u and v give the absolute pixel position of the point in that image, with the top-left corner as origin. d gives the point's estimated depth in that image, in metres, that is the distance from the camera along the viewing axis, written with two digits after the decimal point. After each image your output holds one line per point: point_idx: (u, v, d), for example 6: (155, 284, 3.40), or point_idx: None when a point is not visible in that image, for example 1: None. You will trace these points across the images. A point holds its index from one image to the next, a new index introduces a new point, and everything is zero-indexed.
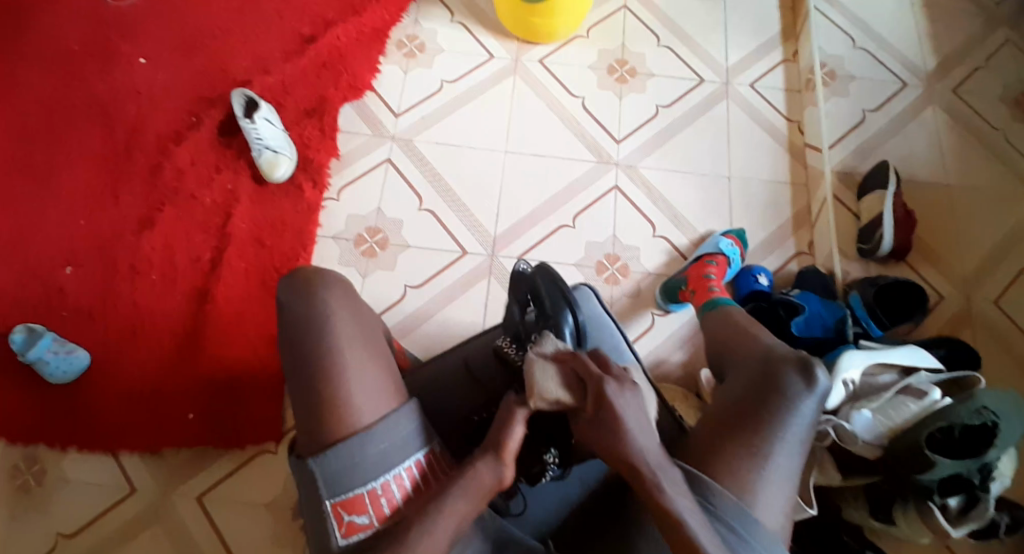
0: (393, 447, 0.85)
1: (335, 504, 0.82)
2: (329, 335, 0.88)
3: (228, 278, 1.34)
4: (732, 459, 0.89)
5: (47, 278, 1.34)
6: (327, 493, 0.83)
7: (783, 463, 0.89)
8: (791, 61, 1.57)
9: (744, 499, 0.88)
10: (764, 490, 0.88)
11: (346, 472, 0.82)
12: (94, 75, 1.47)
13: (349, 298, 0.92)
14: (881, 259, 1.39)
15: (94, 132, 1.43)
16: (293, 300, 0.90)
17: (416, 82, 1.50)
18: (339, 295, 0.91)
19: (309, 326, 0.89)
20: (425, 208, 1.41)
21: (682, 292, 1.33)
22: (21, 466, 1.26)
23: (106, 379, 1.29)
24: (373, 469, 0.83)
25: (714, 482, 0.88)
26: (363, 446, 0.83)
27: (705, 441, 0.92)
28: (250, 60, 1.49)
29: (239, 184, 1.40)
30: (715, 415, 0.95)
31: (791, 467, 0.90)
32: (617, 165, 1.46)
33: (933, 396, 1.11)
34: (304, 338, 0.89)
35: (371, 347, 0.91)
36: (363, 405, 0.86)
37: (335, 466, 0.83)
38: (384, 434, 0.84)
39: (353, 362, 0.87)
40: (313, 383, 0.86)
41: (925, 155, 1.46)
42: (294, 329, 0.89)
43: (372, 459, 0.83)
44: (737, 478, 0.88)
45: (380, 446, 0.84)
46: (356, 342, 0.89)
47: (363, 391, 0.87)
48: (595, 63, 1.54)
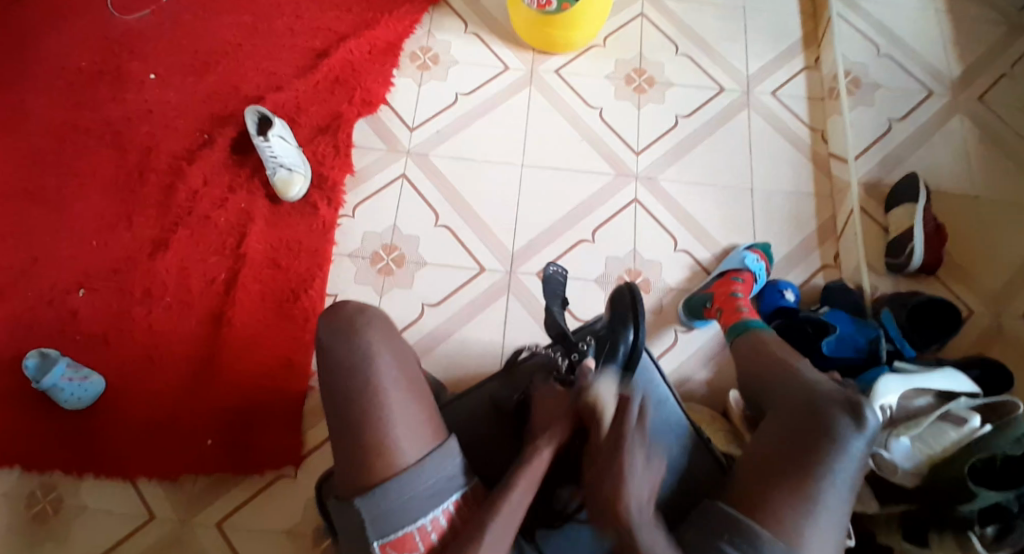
0: (440, 485, 0.88)
1: (384, 544, 0.85)
2: (371, 376, 0.91)
3: (244, 299, 1.32)
4: (779, 503, 0.88)
5: (60, 302, 1.31)
6: (375, 534, 0.85)
7: (833, 508, 0.88)
8: (812, 69, 1.54)
9: (792, 547, 0.86)
10: (812, 535, 0.86)
11: (395, 512, 0.85)
12: (104, 93, 1.45)
13: (389, 339, 0.95)
14: (910, 274, 1.36)
15: (105, 152, 1.40)
16: (335, 342, 0.93)
17: (430, 96, 1.47)
18: (380, 336, 0.94)
19: (351, 368, 0.91)
20: (441, 224, 1.38)
21: (707, 310, 1.30)
22: (37, 494, 1.24)
23: (122, 405, 1.27)
24: (423, 503, 0.87)
25: (760, 529, 0.86)
26: (412, 482, 0.86)
27: (751, 486, 0.90)
28: (261, 76, 1.46)
29: (254, 204, 1.38)
30: (760, 454, 0.94)
31: (840, 512, 0.88)
32: (636, 178, 1.43)
33: (972, 423, 1.09)
34: (347, 379, 0.91)
35: (413, 387, 0.93)
36: (407, 446, 0.88)
37: (384, 506, 0.85)
38: (431, 472, 0.87)
39: (396, 403, 0.90)
40: (356, 424, 0.89)
41: (951, 166, 1.43)
42: (336, 371, 0.92)
43: (422, 495, 0.86)
44: (786, 525, 0.86)
45: (428, 482, 0.87)
46: (399, 384, 0.92)
47: (406, 433, 0.89)
48: (612, 73, 1.50)
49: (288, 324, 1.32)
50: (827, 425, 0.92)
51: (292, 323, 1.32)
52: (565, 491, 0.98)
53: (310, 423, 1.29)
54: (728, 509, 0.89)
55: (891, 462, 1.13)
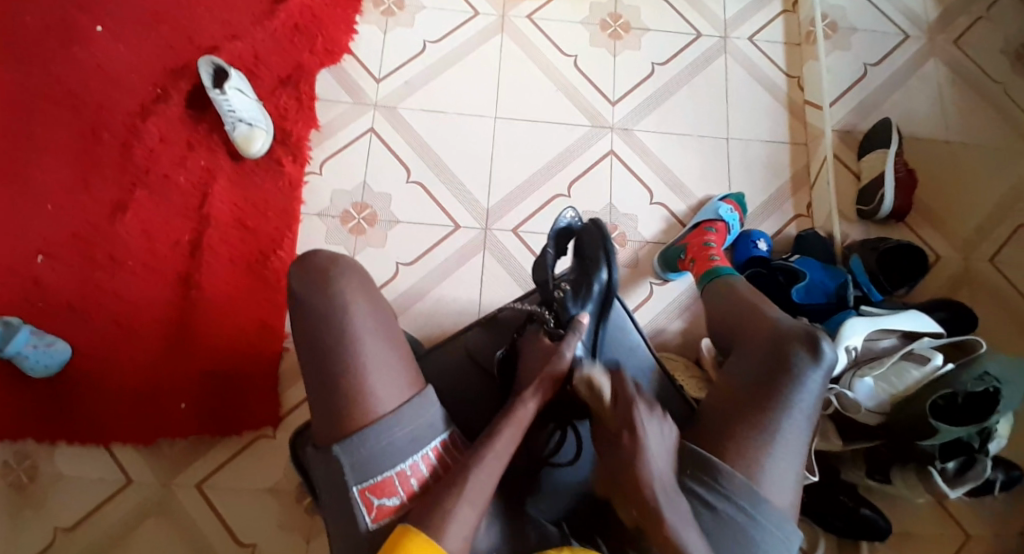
0: (419, 430, 0.90)
1: (363, 489, 0.87)
2: (347, 327, 0.90)
3: (211, 262, 1.28)
4: (743, 439, 0.93)
5: (17, 269, 1.26)
6: (355, 480, 0.87)
7: (791, 439, 0.93)
8: (790, 12, 1.50)
9: (755, 479, 0.92)
10: (773, 466, 0.93)
11: (375, 456, 0.87)
12: (45, 44, 1.35)
13: (363, 287, 0.94)
14: (881, 221, 1.38)
15: (52, 108, 1.32)
16: (309, 292, 0.91)
17: (397, 44, 1.40)
18: (354, 285, 0.93)
19: (326, 318, 0.90)
20: (413, 180, 1.34)
21: (680, 261, 1.31)
22: (12, 463, 1.22)
23: (92, 372, 1.24)
24: (402, 449, 0.89)
25: (725, 464, 0.92)
26: (390, 429, 0.88)
27: (717, 423, 0.95)
28: (216, 23, 1.37)
29: (216, 161, 1.32)
30: (726, 391, 0.98)
31: (800, 442, 0.94)
32: (612, 129, 1.40)
33: (934, 362, 1.18)
34: (323, 329, 0.90)
35: (389, 336, 0.93)
36: (384, 395, 0.89)
37: (364, 451, 0.87)
38: (408, 419, 0.89)
39: (371, 352, 0.90)
40: (335, 374, 0.89)
41: (924, 112, 1.43)
42: (312, 321, 0.91)
43: (400, 441, 0.88)
44: (748, 458, 0.92)
45: (406, 429, 0.89)
46: (376, 333, 0.91)
47: (384, 382, 0.90)
48: (587, 18, 1.45)
49: (259, 285, 1.29)
50: (787, 360, 0.97)
51: (263, 285, 1.29)
52: (547, 434, 1.03)
53: (288, 383, 1.28)
54: (695, 447, 0.95)
55: (856, 402, 1.21)
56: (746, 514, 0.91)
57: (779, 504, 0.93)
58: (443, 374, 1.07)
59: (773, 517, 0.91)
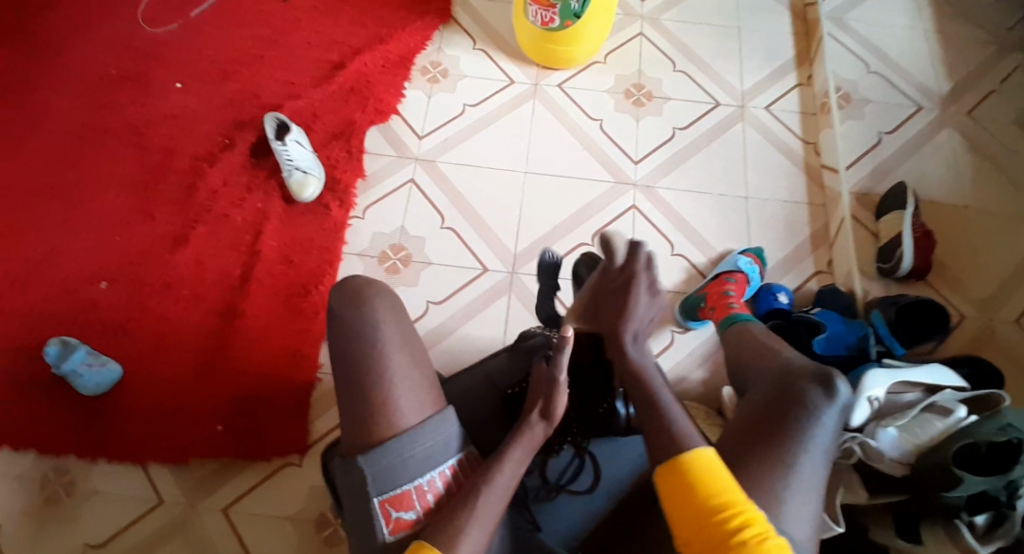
0: (436, 447, 0.92)
1: (383, 500, 0.89)
2: (374, 341, 0.94)
3: (257, 295, 1.38)
4: (758, 471, 0.93)
5: (82, 292, 1.38)
6: (376, 490, 0.89)
7: (809, 474, 0.94)
8: (805, 85, 1.61)
9: (773, 511, 0.91)
10: (791, 500, 0.92)
11: (395, 469, 0.89)
12: (132, 102, 1.53)
13: (392, 309, 0.99)
14: (900, 279, 1.41)
15: (131, 155, 1.49)
16: (343, 307, 0.97)
17: (438, 106, 1.55)
18: (385, 306, 0.98)
19: (357, 333, 0.95)
20: (447, 226, 1.44)
21: (701, 309, 1.35)
22: (51, 477, 1.28)
23: (137, 391, 1.32)
24: (420, 464, 0.91)
25: (742, 496, 0.92)
26: (411, 442, 0.91)
27: (733, 455, 0.97)
28: (281, 87, 1.55)
29: (269, 204, 1.45)
30: (741, 426, 1.00)
31: (818, 477, 0.95)
32: (635, 186, 1.49)
33: (957, 414, 1.16)
34: (354, 342, 0.95)
35: (413, 355, 0.98)
36: (408, 409, 0.93)
37: (384, 463, 0.89)
38: (429, 435, 0.91)
39: (397, 366, 0.94)
40: (361, 385, 0.93)
41: (940, 176, 1.49)
42: (343, 336, 0.96)
43: (420, 455, 0.91)
44: (766, 491, 0.92)
45: (426, 444, 0.91)
46: (401, 349, 0.96)
47: (407, 396, 0.93)
48: (613, 88, 1.58)
49: (299, 318, 1.38)
50: (801, 397, 0.99)
51: (303, 318, 1.38)
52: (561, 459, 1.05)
53: (317, 412, 1.33)
54: None
55: (879, 451, 1.19)
56: None
57: (797, 539, 0.92)
58: (464, 397, 1.10)
59: None
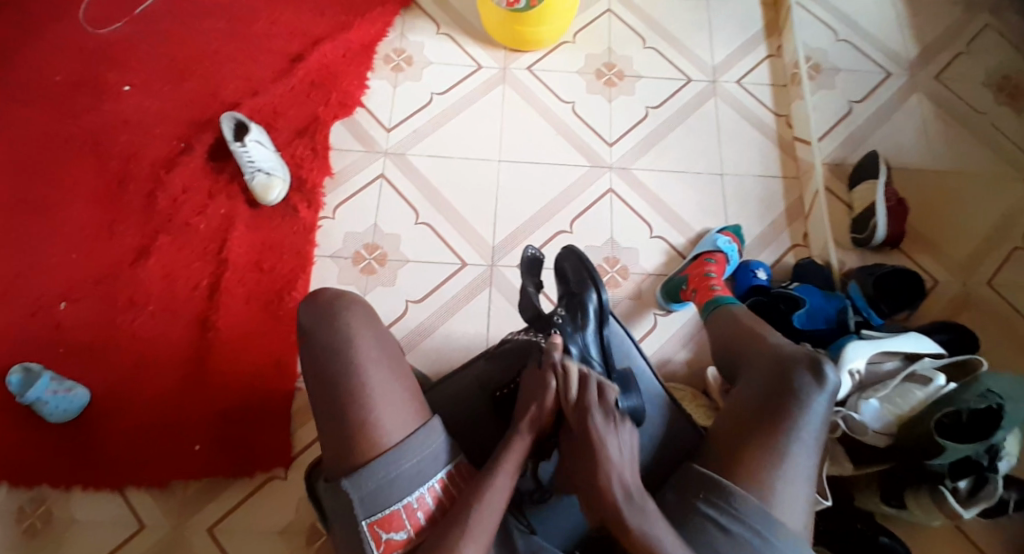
0: (424, 463, 0.91)
1: (372, 523, 0.88)
2: (353, 357, 0.93)
3: (228, 305, 1.33)
4: (753, 463, 0.94)
5: (42, 313, 1.31)
6: (364, 513, 0.88)
7: (802, 460, 0.95)
8: (775, 56, 1.59)
9: (767, 501, 0.93)
10: (785, 490, 0.93)
11: (383, 489, 0.88)
12: (77, 105, 1.44)
13: (370, 323, 0.97)
14: (876, 248, 1.42)
15: (82, 163, 1.40)
16: (318, 325, 0.95)
17: (405, 96, 1.49)
18: (361, 320, 0.96)
19: (335, 351, 0.93)
20: (423, 221, 1.40)
21: (681, 292, 1.34)
22: (26, 508, 1.23)
23: (111, 414, 1.27)
24: (410, 481, 0.90)
25: (738, 488, 0.93)
26: (397, 460, 0.89)
27: (728, 447, 0.97)
28: (237, 82, 1.47)
29: (235, 208, 1.39)
30: (734, 415, 1.00)
31: (810, 464, 0.95)
32: (611, 169, 1.47)
33: (938, 382, 1.20)
34: (333, 360, 0.93)
35: (395, 368, 0.95)
36: (392, 424, 0.91)
37: (372, 485, 0.88)
38: (414, 450, 0.90)
39: (377, 382, 0.92)
40: (341, 404, 0.91)
41: (912, 143, 1.50)
42: (318, 355, 0.93)
43: (407, 472, 0.89)
44: (760, 483, 0.93)
45: (413, 460, 0.90)
46: (381, 364, 0.94)
47: (390, 413, 0.91)
48: (584, 68, 1.54)
49: (276, 326, 1.33)
50: (792, 383, 0.99)
51: (280, 326, 1.33)
52: (556, 462, 1.03)
53: (300, 423, 1.30)
54: (706, 471, 0.96)
55: (863, 423, 1.21)
56: (760, 536, 0.91)
57: (794, 528, 0.93)
58: (451, 400, 1.08)
59: (790, 540, 0.91)
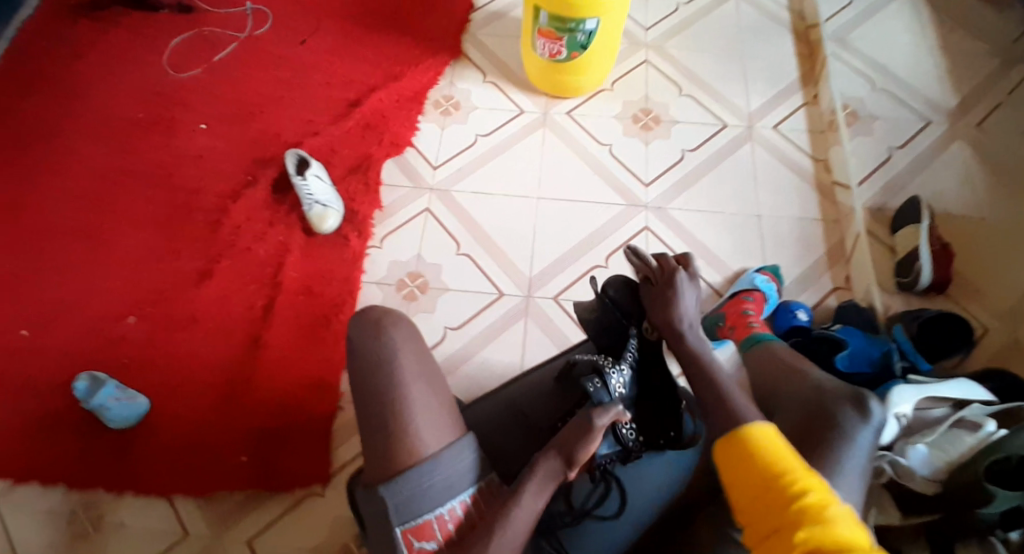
0: (456, 477, 0.90)
1: (405, 531, 0.88)
2: (393, 372, 0.95)
3: (277, 326, 1.41)
4: None
5: (108, 328, 1.41)
6: (397, 520, 0.88)
7: (845, 494, 0.91)
8: (811, 104, 1.63)
9: None
10: None
11: (416, 498, 0.88)
12: (158, 143, 1.59)
13: (412, 340, 0.99)
14: (921, 293, 1.40)
15: (158, 194, 1.53)
16: (363, 338, 0.98)
17: (452, 137, 1.59)
18: (403, 336, 0.98)
19: (377, 366, 0.96)
20: (462, 252, 1.47)
21: (720, 329, 1.35)
22: (78, 512, 1.29)
23: (164, 423, 1.34)
24: (441, 493, 0.89)
25: None
26: (430, 471, 0.89)
27: None
28: (301, 124, 1.60)
29: (291, 237, 1.48)
30: None
31: (853, 499, 0.91)
32: (647, 208, 1.51)
33: (987, 428, 1.14)
34: (374, 376, 0.95)
35: (434, 385, 0.97)
36: (428, 438, 0.92)
37: (406, 493, 0.88)
38: (448, 464, 0.90)
39: (416, 395, 0.94)
40: (379, 415, 0.93)
41: (955, 189, 1.49)
42: (363, 368, 0.96)
43: (439, 485, 0.89)
44: None
45: (445, 474, 0.90)
46: (420, 380, 0.96)
47: (429, 426, 0.92)
48: (621, 113, 1.61)
49: (320, 346, 1.40)
50: (835, 419, 0.97)
51: (325, 347, 1.40)
52: (587, 485, 1.00)
53: (337, 443, 1.34)
54: None
55: (910, 469, 1.16)
56: None
57: None
58: (482, 423, 1.09)
59: None
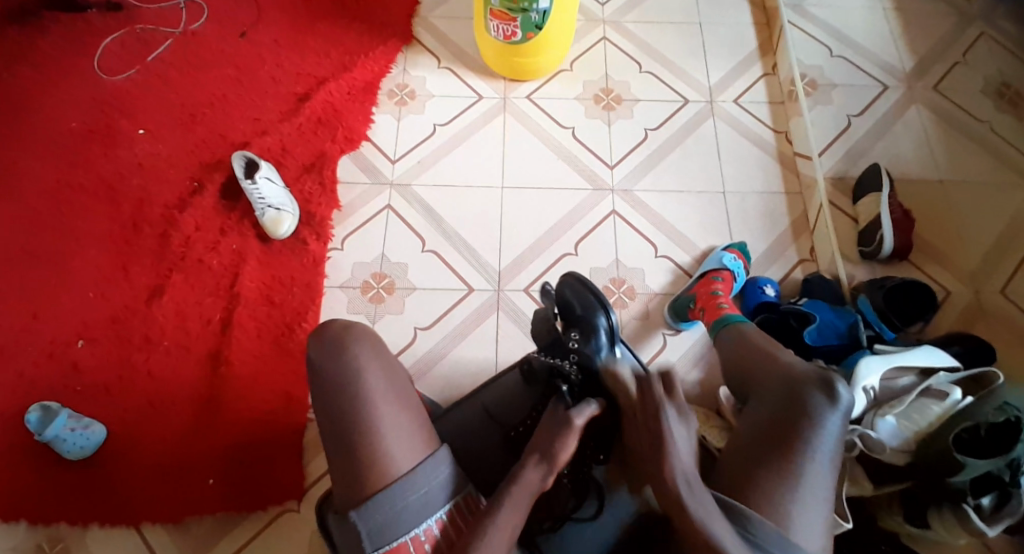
0: (430, 495, 0.89)
1: None
2: (360, 390, 0.92)
3: (240, 339, 1.35)
4: (765, 483, 0.92)
5: (59, 353, 1.34)
6: (372, 546, 0.87)
7: (816, 480, 0.92)
8: (771, 74, 1.62)
9: (781, 523, 0.90)
10: (798, 510, 0.91)
11: (391, 523, 0.87)
12: (94, 150, 1.50)
13: (377, 352, 0.96)
14: (884, 261, 1.41)
15: (99, 206, 1.45)
16: (326, 358, 0.94)
17: (409, 129, 1.53)
18: (369, 353, 0.95)
19: (342, 385, 0.92)
20: (428, 249, 1.43)
21: (691, 311, 1.34)
22: (43, 548, 1.24)
23: (127, 449, 1.28)
24: (416, 515, 0.88)
25: (751, 511, 0.90)
26: (403, 493, 0.88)
27: (741, 468, 0.95)
28: (248, 123, 1.52)
29: (246, 244, 1.42)
30: (746, 437, 0.98)
31: (825, 484, 0.93)
32: (613, 191, 1.48)
33: (953, 396, 1.16)
34: (340, 396, 0.92)
35: (403, 398, 0.95)
36: (398, 456, 0.90)
37: (380, 517, 0.87)
38: (421, 482, 0.89)
39: (385, 414, 0.91)
40: (348, 436, 0.90)
41: (914, 154, 1.50)
42: (327, 390, 0.93)
43: (415, 505, 0.88)
44: (774, 503, 0.90)
45: (419, 493, 0.89)
46: (389, 396, 0.93)
47: (398, 443, 0.91)
48: (582, 94, 1.57)
49: (286, 357, 1.35)
50: (804, 405, 0.97)
51: (292, 357, 1.35)
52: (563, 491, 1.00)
53: (311, 455, 1.31)
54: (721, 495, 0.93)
55: (880, 441, 1.17)
56: None
57: (809, 548, 0.90)
58: (459, 431, 1.07)
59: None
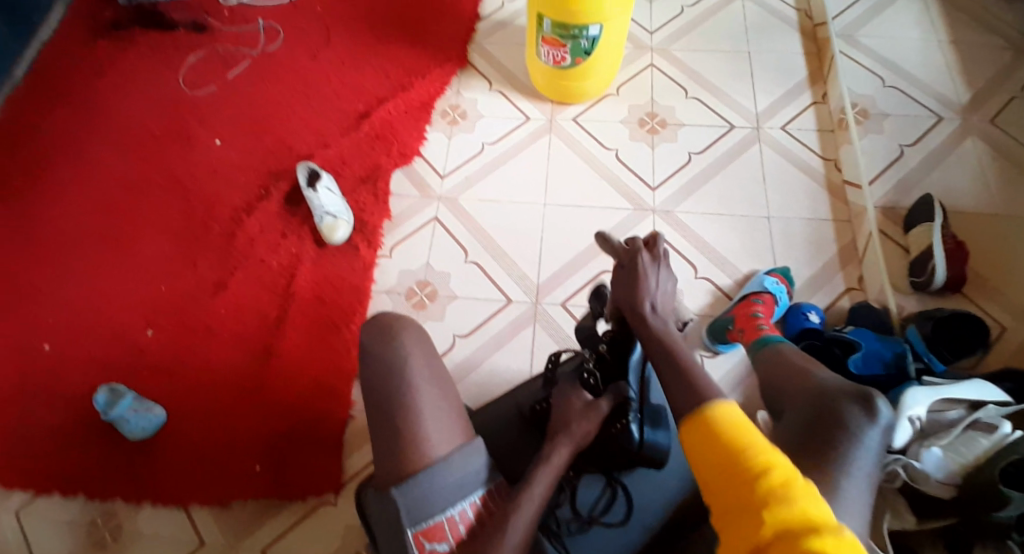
0: (467, 478, 0.90)
1: (417, 532, 0.87)
2: (405, 376, 0.95)
3: (290, 336, 1.43)
4: None
5: (128, 340, 1.45)
6: (410, 522, 0.87)
7: (856, 493, 0.83)
8: (821, 103, 1.62)
9: None
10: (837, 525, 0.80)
11: (428, 499, 0.88)
12: (173, 158, 1.63)
13: (422, 344, 1.00)
14: (935, 292, 1.37)
15: (173, 208, 1.57)
16: (373, 345, 0.98)
17: (460, 147, 1.60)
18: (414, 342, 0.98)
19: (388, 371, 0.95)
20: (470, 260, 1.48)
21: (730, 332, 1.33)
22: (99, 521, 1.32)
23: (181, 432, 1.37)
24: (452, 494, 0.89)
25: None
26: (442, 474, 0.89)
27: None
28: (311, 137, 1.63)
29: (302, 248, 1.51)
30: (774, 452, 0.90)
31: (864, 498, 0.83)
32: (654, 211, 1.51)
33: (1002, 430, 1.11)
34: (386, 381, 0.95)
35: (443, 389, 0.97)
36: (438, 441, 0.92)
37: (417, 495, 0.88)
38: (460, 466, 0.90)
39: (427, 400, 0.94)
40: (391, 420, 0.93)
41: (967, 186, 1.47)
42: (374, 374, 0.96)
43: (452, 486, 0.89)
44: None
45: (458, 475, 0.90)
46: (431, 384, 0.96)
47: (439, 430, 0.92)
48: (627, 118, 1.61)
49: (331, 355, 1.42)
50: (839, 419, 0.90)
51: (337, 355, 1.42)
52: (593, 492, 1.02)
53: (351, 451, 1.36)
54: None
55: (923, 472, 1.11)
56: None
57: None
58: (490, 430, 1.10)
59: None
